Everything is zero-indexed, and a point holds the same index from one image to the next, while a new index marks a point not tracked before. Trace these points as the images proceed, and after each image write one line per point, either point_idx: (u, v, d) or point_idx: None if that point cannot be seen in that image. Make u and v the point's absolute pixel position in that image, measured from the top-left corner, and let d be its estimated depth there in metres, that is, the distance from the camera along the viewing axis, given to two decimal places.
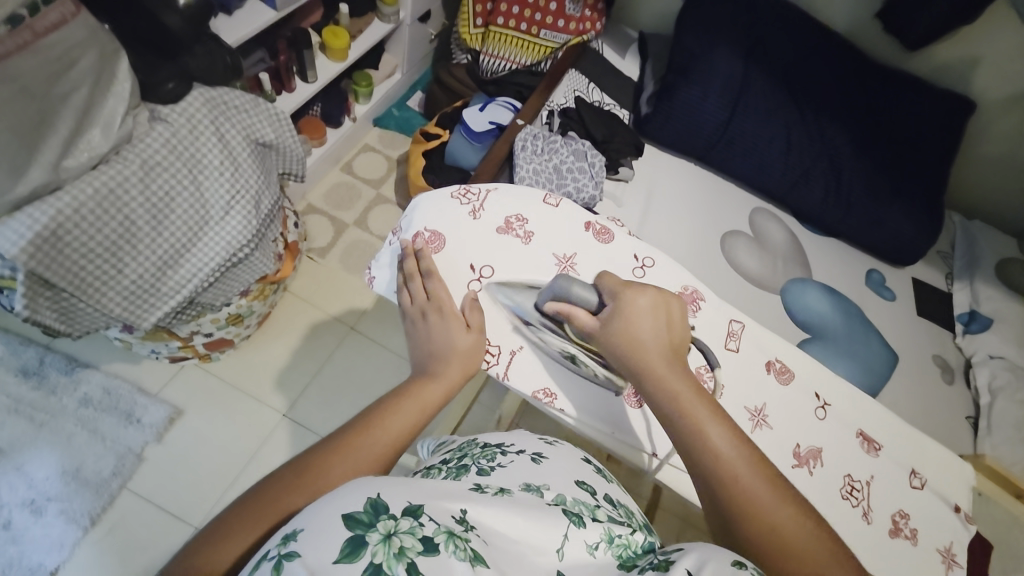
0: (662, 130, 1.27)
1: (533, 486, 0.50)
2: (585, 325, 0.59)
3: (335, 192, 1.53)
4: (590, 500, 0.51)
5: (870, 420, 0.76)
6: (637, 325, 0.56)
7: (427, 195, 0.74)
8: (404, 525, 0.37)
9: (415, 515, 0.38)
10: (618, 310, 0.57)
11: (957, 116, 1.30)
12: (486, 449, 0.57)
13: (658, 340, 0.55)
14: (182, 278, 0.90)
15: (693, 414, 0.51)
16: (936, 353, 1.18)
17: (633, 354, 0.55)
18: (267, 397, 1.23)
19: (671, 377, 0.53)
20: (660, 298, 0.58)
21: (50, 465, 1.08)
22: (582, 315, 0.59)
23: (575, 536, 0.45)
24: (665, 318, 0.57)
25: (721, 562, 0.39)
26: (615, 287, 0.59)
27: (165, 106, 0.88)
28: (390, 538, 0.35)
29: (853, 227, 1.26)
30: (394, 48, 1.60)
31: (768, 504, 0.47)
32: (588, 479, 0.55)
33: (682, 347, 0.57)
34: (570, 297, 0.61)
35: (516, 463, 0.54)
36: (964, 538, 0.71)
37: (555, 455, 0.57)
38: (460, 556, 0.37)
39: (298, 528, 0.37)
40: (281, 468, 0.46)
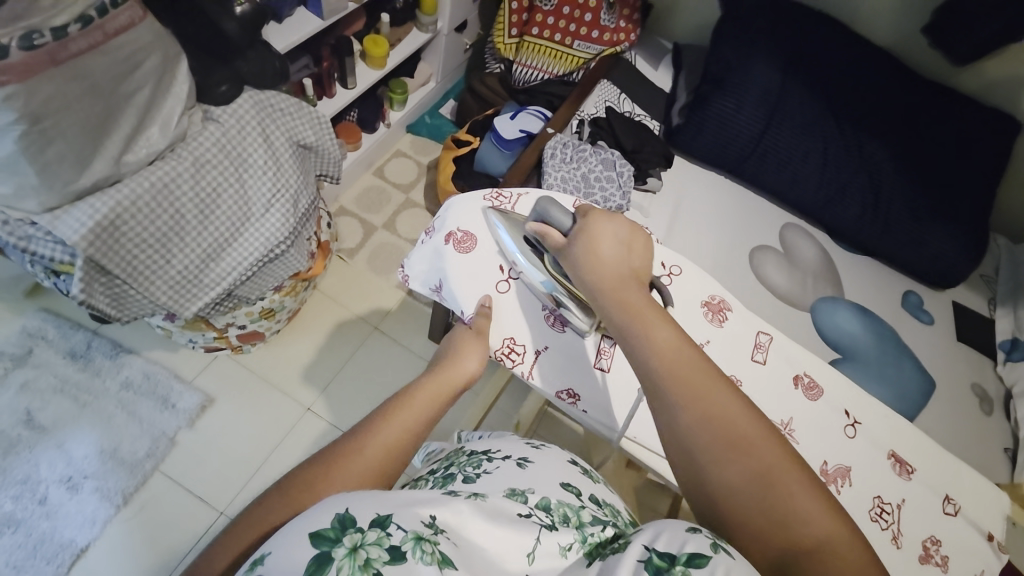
0: (693, 141, 1.27)
1: (517, 491, 0.50)
2: (556, 242, 0.60)
3: (367, 195, 1.58)
4: (575, 501, 0.50)
5: (904, 443, 0.73)
6: (597, 242, 0.57)
7: (461, 196, 0.76)
8: (370, 537, 0.36)
9: (382, 526, 0.37)
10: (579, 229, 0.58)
11: (1003, 135, 1.26)
12: (472, 457, 0.56)
13: (617, 259, 0.56)
14: (223, 270, 0.95)
15: (648, 328, 0.49)
16: (975, 380, 1.13)
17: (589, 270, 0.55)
18: (292, 390, 1.27)
19: (629, 293, 0.53)
20: (620, 225, 0.58)
21: (89, 444, 1.13)
22: (554, 233, 0.60)
23: (547, 540, 0.45)
24: (628, 242, 0.57)
25: (675, 529, 0.40)
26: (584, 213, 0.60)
27: (218, 108, 0.93)
28: (356, 551, 0.35)
29: (890, 245, 1.22)
30: (431, 57, 1.65)
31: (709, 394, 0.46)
32: (575, 479, 0.54)
33: (645, 271, 0.57)
34: (549, 220, 0.62)
35: (501, 469, 0.53)
36: (1000, 570, 0.68)
37: (541, 458, 0.56)
38: (428, 560, 0.37)
39: (266, 552, 0.36)
40: (268, 493, 0.44)
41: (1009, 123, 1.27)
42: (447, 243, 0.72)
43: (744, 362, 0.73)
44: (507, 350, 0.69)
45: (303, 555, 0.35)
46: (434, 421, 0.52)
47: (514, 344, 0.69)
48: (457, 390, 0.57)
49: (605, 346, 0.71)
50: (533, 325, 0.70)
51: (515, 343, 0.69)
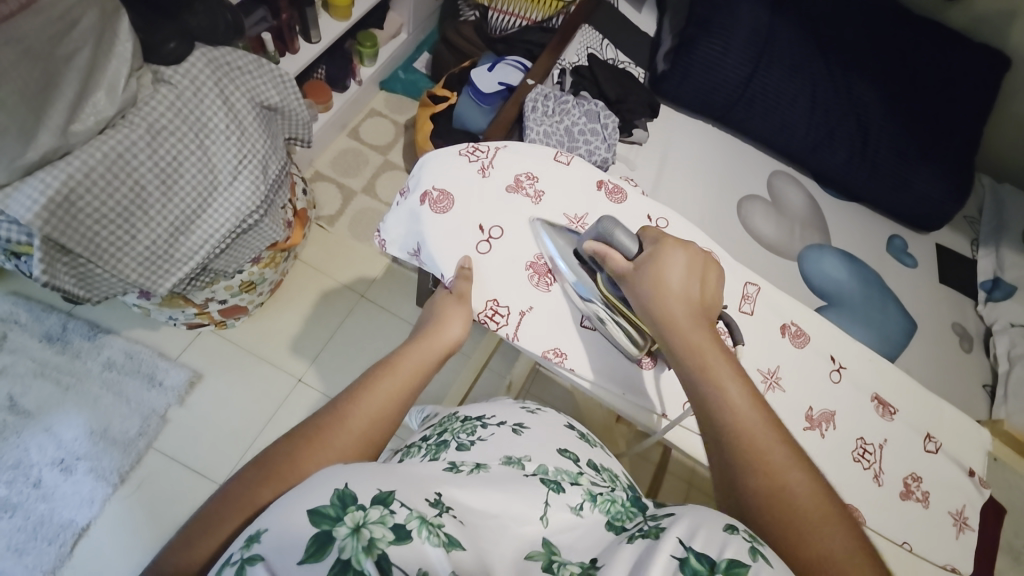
0: (679, 89, 1.22)
1: (513, 459, 0.49)
2: (621, 268, 0.58)
3: (342, 159, 1.51)
4: (574, 468, 0.50)
5: (886, 384, 0.75)
6: (669, 274, 0.56)
7: (435, 152, 0.72)
8: (374, 515, 0.35)
9: (385, 503, 0.36)
10: (653, 255, 0.57)
11: (994, 70, 1.23)
12: (466, 423, 0.56)
13: (688, 289, 0.56)
14: (194, 244, 0.90)
15: (713, 370, 0.50)
16: (956, 321, 1.16)
17: (655, 303, 0.55)
18: (281, 363, 1.26)
19: (694, 330, 0.53)
20: (698, 256, 0.59)
21: (78, 427, 1.12)
22: (617, 258, 0.59)
23: (557, 501, 0.45)
24: (698, 276, 0.57)
25: (712, 527, 0.39)
26: (654, 238, 0.60)
27: (168, 67, 0.86)
28: (358, 531, 0.34)
29: (877, 190, 1.21)
30: (400, 6, 1.54)
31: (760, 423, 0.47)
32: (571, 445, 0.54)
33: (712, 308, 0.57)
34: (611, 241, 0.60)
35: (496, 436, 0.53)
36: (976, 500, 0.72)
37: (537, 424, 0.56)
38: (434, 541, 0.36)
39: (264, 527, 0.35)
40: (245, 469, 0.42)
41: (1000, 58, 1.23)
42: (422, 203, 0.69)
43: (733, 314, 0.73)
44: (490, 312, 0.66)
45: (304, 533, 0.34)
46: (420, 389, 0.51)
47: (498, 306, 0.66)
48: (442, 356, 0.56)
49: None
50: (517, 285, 0.67)
51: (499, 304, 0.66)
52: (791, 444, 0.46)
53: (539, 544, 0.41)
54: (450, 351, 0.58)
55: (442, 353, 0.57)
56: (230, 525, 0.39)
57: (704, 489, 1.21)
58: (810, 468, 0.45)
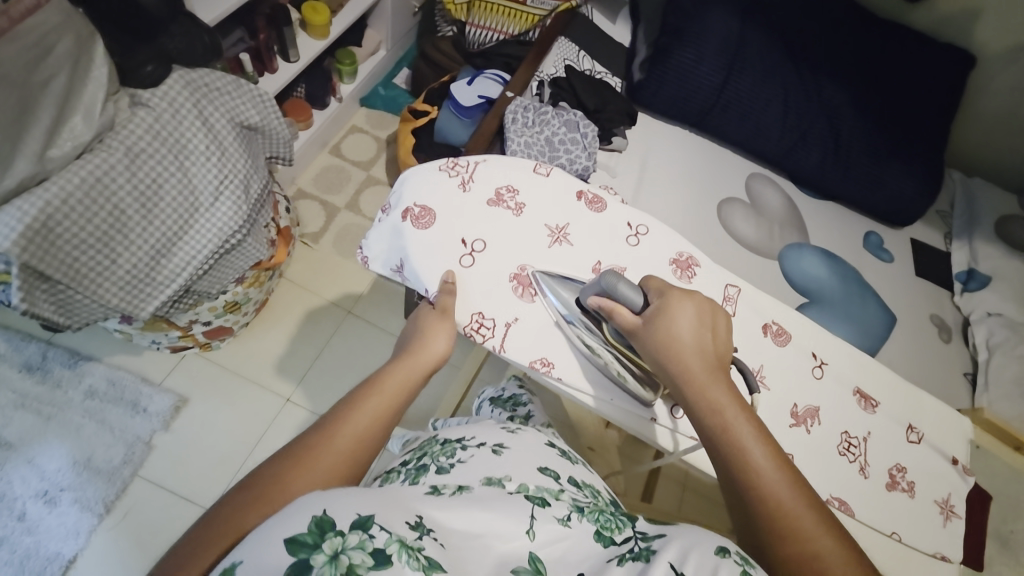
0: (656, 96, 1.25)
1: (494, 479, 0.49)
2: (628, 323, 0.59)
3: (325, 176, 1.51)
4: (555, 486, 0.50)
5: (868, 378, 0.76)
6: (680, 326, 0.57)
7: (415, 169, 0.73)
8: (353, 539, 0.35)
9: (365, 527, 0.36)
10: (661, 309, 0.58)
11: (957, 70, 1.28)
12: (446, 446, 0.55)
13: (699, 341, 0.56)
14: (176, 266, 0.89)
15: (734, 429, 0.51)
16: (933, 312, 1.19)
17: (673, 359, 0.55)
18: (269, 383, 1.24)
19: (713, 386, 0.54)
20: (706, 305, 0.59)
21: (61, 457, 1.09)
22: (624, 314, 0.59)
23: (543, 515, 0.45)
24: (710, 324, 0.58)
25: (703, 550, 0.40)
26: (660, 289, 0.60)
27: (145, 89, 0.86)
28: (337, 558, 0.33)
29: (852, 189, 1.24)
30: (378, 23, 1.56)
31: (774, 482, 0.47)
32: (552, 463, 0.53)
33: (727, 355, 0.58)
34: (615, 295, 0.60)
35: (476, 457, 0.52)
36: (960, 488, 0.73)
37: (517, 443, 0.55)
38: (414, 566, 0.35)
39: (237, 560, 0.35)
40: (230, 493, 0.42)
41: (960, 58, 1.28)
42: (405, 219, 0.69)
43: None
44: (476, 325, 0.66)
45: (280, 563, 0.33)
46: (406, 406, 0.51)
47: (483, 319, 0.67)
48: (427, 372, 0.56)
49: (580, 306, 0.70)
50: (502, 296, 0.68)
51: (484, 317, 0.67)
52: (816, 507, 0.47)
53: (526, 559, 0.42)
54: (435, 367, 0.58)
55: (427, 369, 0.56)
56: (214, 551, 0.38)
57: (700, 492, 1.21)
58: (838, 529, 0.45)
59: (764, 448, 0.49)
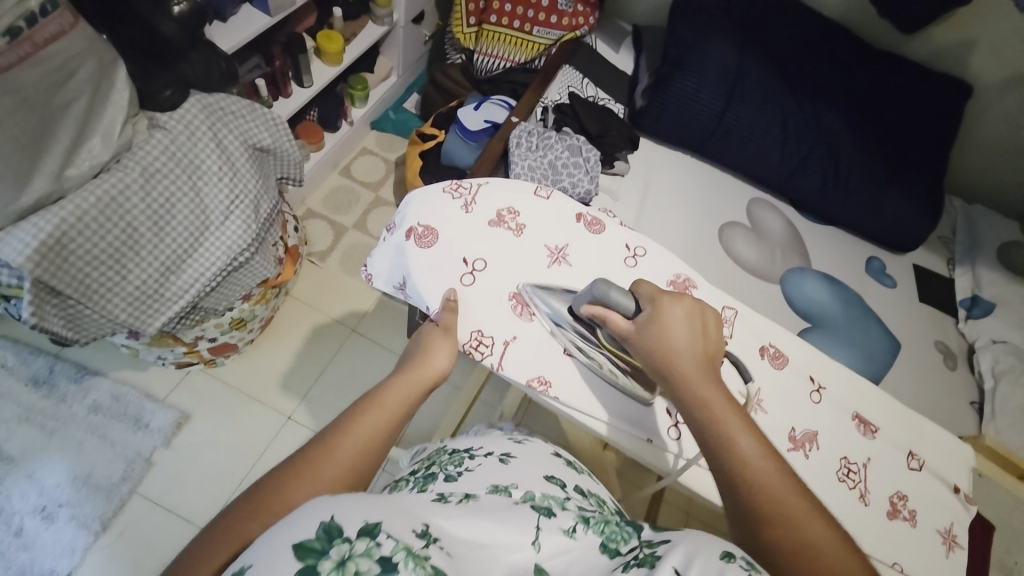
0: (657, 123, 1.28)
1: (501, 487, 0.49)
2: (620, 328, 0.59)
3: (334, 197, 1.54)
4: (560, 493, 0.51)
5: (868, 403, 0.76)
6: (672, 330, 0.57)
7: (420, 190, 0.75)
8: (359, 547, 0.34)
9: (371, 535, 0.35)
10: (653, 314, 0.58)
11: (955, 99, 1.30)
12: (454, 455, 0.56)
13: (691, 340, 0.56)
14: (184, 283, 0.91)
15: (723, 421, 0.51)
16: (937, 339, 1.18)
17: (665, 356, 0.55)
18: (271, 400, 1.24)
19: (705, 384, 0.53)
20: (695, 306, 0.59)
21: (61, 472, 1.09)
22: (617, 320, 0.60)
23: (549, 525, 0.45)
24: (701, 326, 0.58)
25: (710, 556, 0.39)
26: (650, 295, 0.60)
27: (163, 114, 0.90)
28: (344, 564, 0.33)
29: (853, 215, 1.25)
30: (389, 51, 1.62)
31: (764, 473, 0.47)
32: (558, 472, 0.55)
33: (718, 358, 0.57)
34: (608, 302, 0.61)
35: (483, 466, 0.53)
36: (965, 518, 0.72)
37: (524, 454, 0.56)
38: (421, 574, 0.34)
39: (247, 564, 0.34)
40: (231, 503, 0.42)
41: (958, 87, 1.30)
42: (408, 238, 0.71)
43: None
44: (475, 343, 0.67)
45: (287, 568, 0.32)
46: (406, 419, 0.52)
47: (482, 336, 0.68)
48: (429, 386, 0.57)
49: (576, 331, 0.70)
50: (500, 315, 0.69)
51: (483, 334, 0.68)
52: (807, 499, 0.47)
53: (532, 571, 0.41)
54: (436, 382, 0.58)
55: (427, 383, 0.57)
56: (214, 561, 0.38)
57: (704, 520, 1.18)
58: (832, 521, 0.46)
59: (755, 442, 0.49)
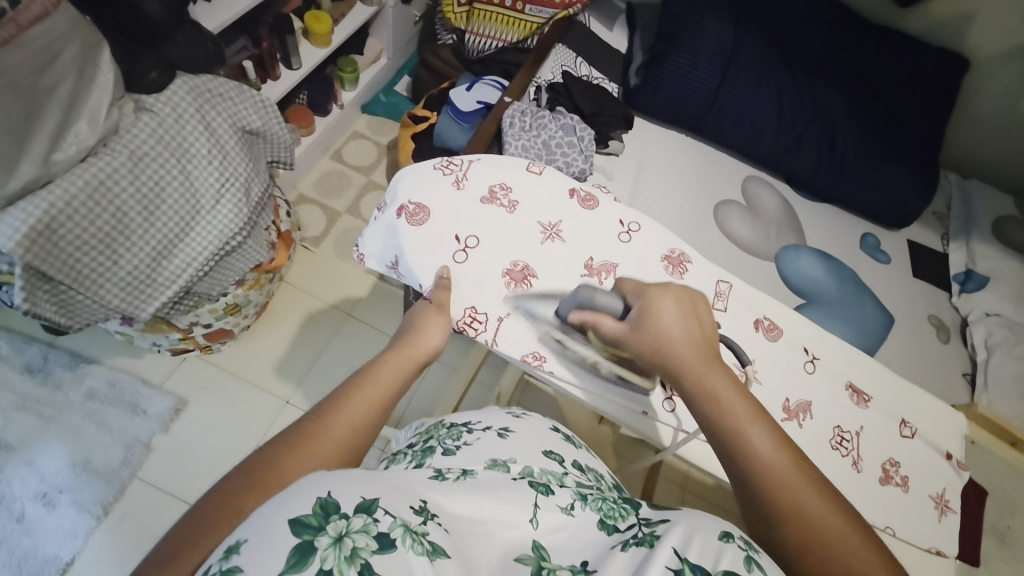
0: (652, 101, 1.27)
1: (499, 462, 0.50)
2: (614, 330, 0.59)
3: (326, 181, 1.53)
4: (559, 468, 0.51)
5: (861, 374, 0.76)
6: (666, 324, 0.57)
7: (411, 168, 0.74)
8: (356, 524, 0.34)
9: (369, 512, 0.35)
10: (641, 307, 0.59)
11: (952, 73, 1.29)
12: (452, 429, 0.56)
13: (688, 332, 0.56)
14: (176, 268, 0.91)
15: (729, 410, 0.51)
16: (931, 313, 1.19)
17: (665, 349, 0.55)
18: (268, 385, 1.25)
19: (709, 373, 0.53)
20: (685, 295, 0.60)
21: (60, 459, 1.10)
22: (607, 321, 0.59)
23: (546, 504, 0.45)
24: (693, 313, 0.59)
25: (708, 535, 0.39)
26: (635, 290, 0.62)
27: (150, 96, 0.88)
28: (342, 540, 0.33)
29: (848, 191, 1.25)
30: (379, 32, 1.59)
31: (773, 458, 0.47)
32: (556, 446, 0.55)
33: (717, 342, 0.58)
34: (595, 305, 0.62)
35: (481, 440, 0.53)
36: (955, 484, 0.73)
37: (523, 428, 0.56)
38: (419, 550, 0.35)
39: (242, 538, 0.33)
40: (226, 478, 0.42)
41: (955, 61, 1.29)
42: (399, 216, 0.70)
43: None
44: (469, 320, 0.67)
45: (284, 543, 0.32)
46: (400, 395, 0.52)
47: (476, 313, 0.67)
48: (423, 362, 0.57)
49: None
50: (494, 292, 0.69)
51: (477, 311, 0.67)
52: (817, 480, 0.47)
53: (528, 547, 0.42)
54: (430, 359, 0.58)
55: (422, 360, 0.57)
56: (209, 536, 0.38)
57: (700, 494, 1.20)
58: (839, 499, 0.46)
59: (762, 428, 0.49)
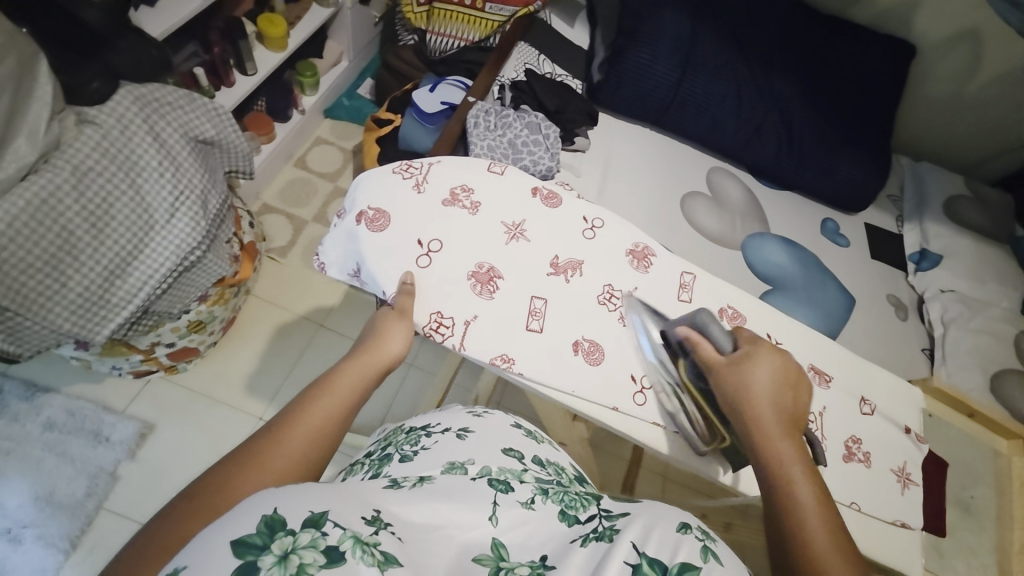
0: (615, 96, 1.28)
1: (456, 465, 0.49)
2: (710, 359, 0.62)
3: (290, 190, 1.49)
4: (518, 466, 0.51)
5: (824, 356, 0.79)
6: (757, 378, 0.60)
7: (369, 173, 0.73)
8: (303, 539, 0.32)
9: (317, 525, 0.34)
10: (745, 357, 0.61)
11: (900, 61, 1.34)
12: (411, 434, 0.57)
13: (776, 392, 0.59)
14: (132, 287, 0.87)
15: (785, 470, 0.53)
16: (890, 293, 1.23)
17: (747, 401, 0.58)
18: (239, 402, 1.21)
19: (780, 438, 0.56)
20: (789, 364, 0.62)
21: (21, 493, 1.04)
22: (710, 351, 0.63)
23: (506, 501, 0.45)
24: (789, 383, 0.61)
25: (666, 528, 0.40)
26: (749, 339, 0.64)
27: (92, 107, 0.83)
28: (287, 557, 0.31)
29: (808, 178, 1.29)
30: (338, 35, 1.55)
31: (811, 523, 0.49)
32: (517, 444, 0.55)
33: (802, 417, 0.59)
34: (706, 333, 0.65)
35: (440, 443, 0.53)
36: (915, 456, 0.76)
37: (483, 428, 0.56)
38: (369, 561, 0.33)
39: (184, 565, 0.32)
40: (170, 503, 0.40)
41: (903, 49, 1.34)
42: (359, 223, 0.69)
43: (672, 303, 0.76)
44: (435, 325, 0.66)
45: (224, 566, 0.31)
46: (357, 407, 0.51)
47: (442, 318, 0.66)
48: (382, 371, 0.57)
49: (537, 307, 0.70)
50: (459, 296, 0.68)
51: (443, 315, 0.66)
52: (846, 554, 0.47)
53: (489, 547, 0.41)
54: (390, 368, 0.58)
55: (381, 370, 0.57)
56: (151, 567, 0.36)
57: (681, 482, 1.22)
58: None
59: (811, 495, 0.51)
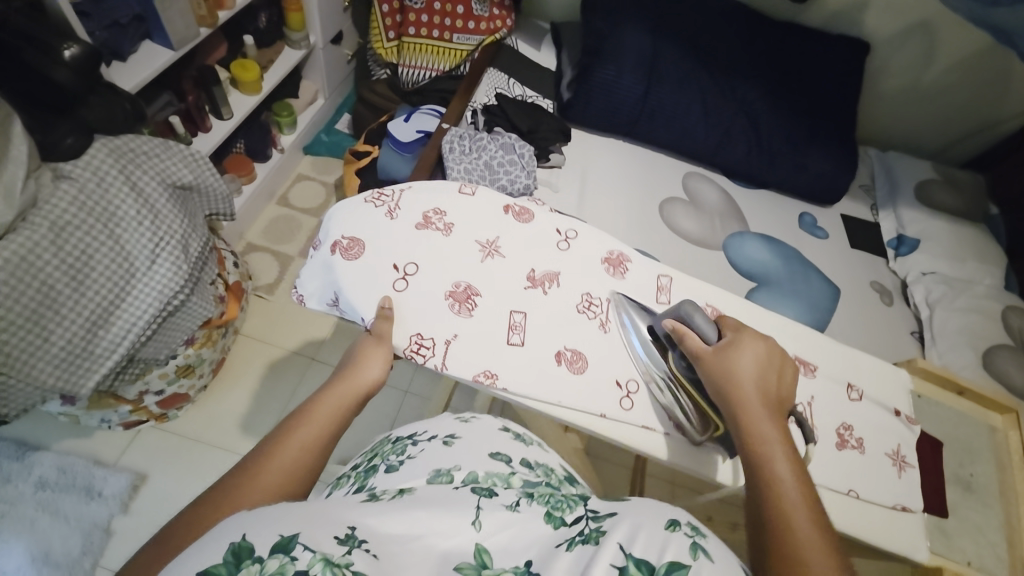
0: (585, 112, 1.31)
1: (442, 472, 0.50)
2: (697, 349, 0.63)
3: (275, 227, 1.50)
4: (505, 470, 0.52)
5: (809, 347, 0.79)
6: (742, 362, 0.61)
7: (342, 204, 0.74)
8: (271, 566, 0.32)
9: (286, 550, 0.33)
10: (731, 344, 0.62)
11: (856, 57, 1.39)
12: (396, 444, 0.58)
13: (761, 375, 0.60)
14: (115, 336, 0.87)
15: (766, 449, 0.54)
16: (873, 279, 1.25)
17: (731, 382, 0.59)
18: (234, 445, 1.19)
19: (763, 420, 0.56)
20: (776, 352, 0.63)
21: (17, 555, 1.01)
22: (694, 341, 0.64)
23: (489, 504, 0.45)
24: (773, 367, 0.62)
25: (653, 528, 0.40)
26: (734, 327, 0.65)
27: (68, 163, 0.84)
28: None
29: (779, 175, 1.32)
30: (312, 74, 1.59)
31: (792, 500, 0.49)
32: (502, 448, 0.56)
33: (785, 401, 0.60)
34: (691, 323, 0.66)
35: (425, 451, 0.55)
36: (909, 438, 0.76)
37: (468, 433, 0.58)
38: None
39: None
40: (145, 546, 0.39)
41: (857, 45, 1.39)
42: (334, 253, 0.70)
43: (653, 306, 0.77)
44: (416, 347, 0.66)
45: None
46: (337, 435, 0.51)
47: (422, 339, 0.67)
48: (361, 399, 0.57)
49: (517, 321, 0.71)
50: (439, 316, 0.68)
51: (423, 337, 0.67)
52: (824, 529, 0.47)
53: (472, 553, 0.40)
54: (370, 395, 0.58)
55: (359, 397, 0.57)
56: None
57: (688, 486, 1.21)
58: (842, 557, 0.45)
59: (791, 472, 0.51)
